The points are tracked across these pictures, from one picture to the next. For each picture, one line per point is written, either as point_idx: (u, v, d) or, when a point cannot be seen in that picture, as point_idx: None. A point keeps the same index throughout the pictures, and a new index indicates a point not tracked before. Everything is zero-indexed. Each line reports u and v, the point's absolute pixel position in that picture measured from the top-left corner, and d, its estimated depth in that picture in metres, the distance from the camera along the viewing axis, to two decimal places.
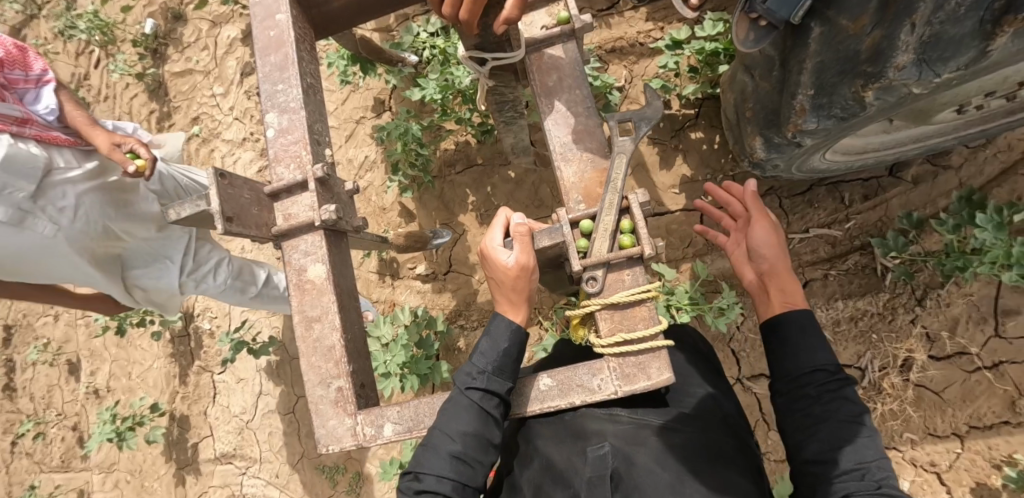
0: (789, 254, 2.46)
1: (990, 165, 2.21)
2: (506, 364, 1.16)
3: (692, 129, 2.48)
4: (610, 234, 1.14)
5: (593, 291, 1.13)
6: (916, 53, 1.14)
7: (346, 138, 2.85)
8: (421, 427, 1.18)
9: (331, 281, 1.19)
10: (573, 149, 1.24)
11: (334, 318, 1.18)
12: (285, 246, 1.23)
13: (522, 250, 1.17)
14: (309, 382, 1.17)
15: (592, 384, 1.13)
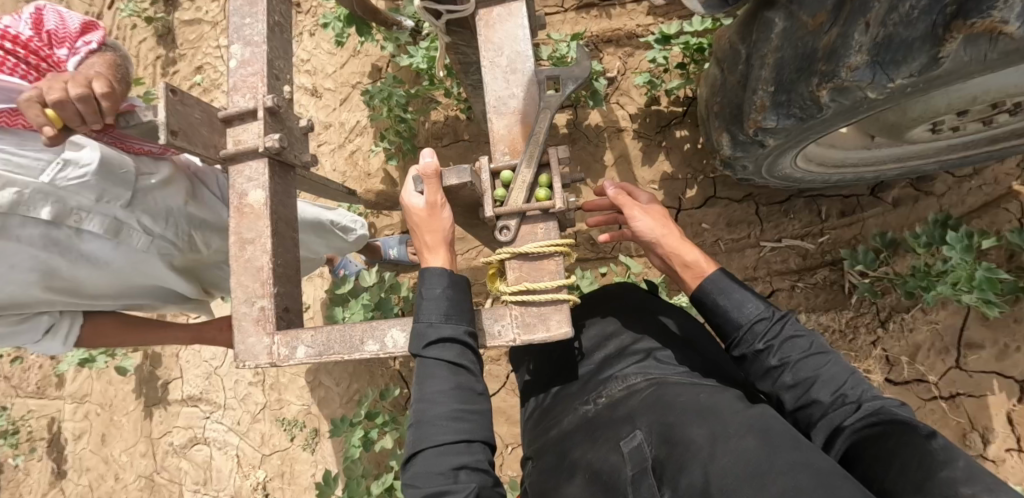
0: (759, 260, 2.42)
1: (971, 197, 2.21)
2: (454, 308, 1.15)
3: (678, 126, 2.48)
4: (526, 187, 1.15)
5: (505, 240, 1.16)
6: (869, 54, 1.16)
7: (341, 101, 2.89)
8: (331, 353, 1.19)
9: (268, 205, 1.24)
10: (508, 103, 1.21)
11: (265, 242, 1.23)
12: (231, 171, 1.28)
13: (432, 191, 1.18)
14: (236, 297, 1.23)
15: (495, 329, 1.19)
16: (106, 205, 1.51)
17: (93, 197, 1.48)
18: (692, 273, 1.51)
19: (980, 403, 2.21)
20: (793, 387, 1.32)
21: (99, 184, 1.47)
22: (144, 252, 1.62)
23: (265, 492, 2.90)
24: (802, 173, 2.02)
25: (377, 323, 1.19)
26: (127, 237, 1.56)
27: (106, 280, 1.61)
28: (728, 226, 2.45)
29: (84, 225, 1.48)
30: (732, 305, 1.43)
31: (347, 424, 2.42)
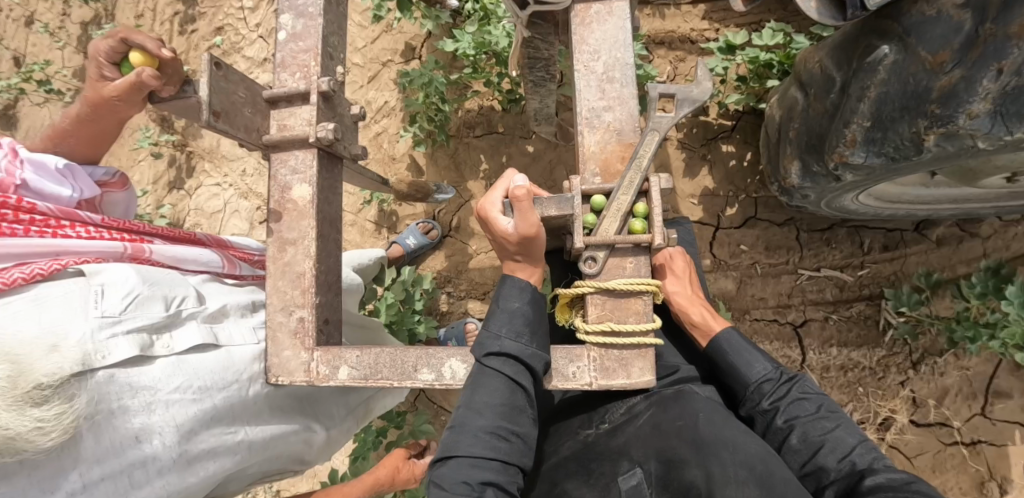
0: (794, 288, 2.34)
1: (1018, 241, 2.14)
2: (523, 322, 1.08)
3: (725, 140, 2.39)
4: (621, 216, 1.05)
5: (590, 272, 1.06)
6: (994, 103, 1.08)
7: (369, 78, 2.74)
8: (377, 378, 1.10)
9: (314, 203, 1.14)
10: (602, 116, 1.12)
11: (309, 245, 1.14)
12: (275, 159, 1.17)
13: (524, 219, 1.04)
14: (270, 304, 1.15)
15: (567, 370, 1.09)
16: (183, 317, 1.15)
17: (162, 308, 1.11)
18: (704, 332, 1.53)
19: (1001, 451, 2.17)
20: (800, 450, 1.23)
21: (153, 296, 1.11)
22: (257, 341, 1.26)
23: None
24: (859, 205, 1.95)
25: (434, 350, 1.11)
26: (229, 337, 1.21)
27: (249, 403, 1.20)
28: (767, 249, 2.35)
29: (177, 345, 1.11)
30: (740, 363, 1.42)
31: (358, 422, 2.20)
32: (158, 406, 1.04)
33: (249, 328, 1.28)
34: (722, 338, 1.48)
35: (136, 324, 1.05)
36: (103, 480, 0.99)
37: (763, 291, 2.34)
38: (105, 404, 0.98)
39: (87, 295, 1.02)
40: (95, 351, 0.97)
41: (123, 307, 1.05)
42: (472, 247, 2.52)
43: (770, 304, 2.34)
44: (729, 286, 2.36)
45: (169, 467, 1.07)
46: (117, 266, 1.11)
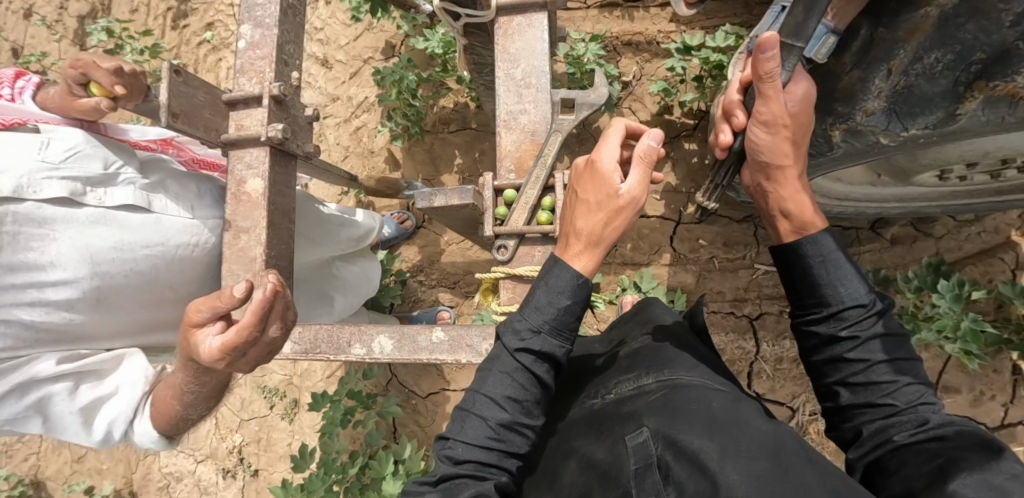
0: (751, 282, 2.40)
1: (971, 242, 2.22)
2: (562, 321, 1.12)
3: (688, 138, 2.47)
4: (528, 208, 1.22)
5: (503, 258, 1.25)
6: (888, 100, 1.17)
7: (351, 75, 2.84)
8: (318, 350, 1.26)
9: (266, 195, 1.21)
10: (518, 118, 1.26)
11: (260, 233, 1.20)
12: (231, 155, 1.24)
13: (641, 179, 1.13)
14: (225, 285, 1.22)
15: (480, 347, 1.21)
16: (122, 179, 1.35)
17: (100, 166, 1.32)
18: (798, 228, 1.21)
19: None
20: (858, 388, 1.10)
21: (95, 153, 1.33)
22: (192, 217, 1.44)
23: (240, 456, 2.95)
24: None
25: (366, 328, 1.25)
26: (164, 207, 1.40)
27: (173, 263, 1.41)
28: (726, 245, 2.43)
29: (108, 201, 1.31)
30: (825, 280, 1.16)
31: (327, 401, 2.32)
32: (75, 238, 1.26)
33: (188, 205, 1.46)
34: (816, 239, 1.18)
35: (70, 173, 1.27)
36: (13, 286, 1.20)
37: (721, 285, 2.41)
38: (30, 225, 1.21)
39: (36, 142, 1.27)
40: (28, 186, 1.20)
41: (62, 157, 1.27)
42: (444, 238, 2.61)
43: (727, 298, 2.41)
44: (688, 279, 2.43)
45: (81, 294, 1.27)
46: (70, 128, 1.34)
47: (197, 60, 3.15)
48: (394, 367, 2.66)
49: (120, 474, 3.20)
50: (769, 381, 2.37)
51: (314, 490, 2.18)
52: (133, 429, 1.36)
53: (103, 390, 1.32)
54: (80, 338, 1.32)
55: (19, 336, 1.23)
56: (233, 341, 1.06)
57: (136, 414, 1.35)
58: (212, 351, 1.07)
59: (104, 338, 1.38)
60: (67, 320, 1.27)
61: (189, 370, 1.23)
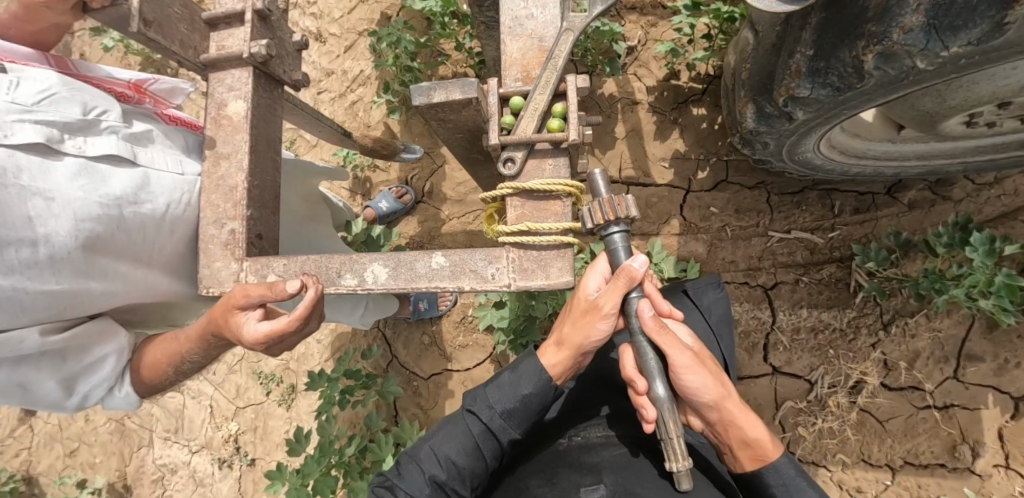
0: (765, 251, 2.33)
1: (991, 206, 2.12)
2: (524, 412, 1.28)
3: (696, 104, 2.39)
4: (538, 115, 1.04)
5: (509, 173, 1.06)
6: (928, 15, 1.08)
7: (346, 48, 2.75)
8: None
9: (248, 118, 1.12)
10: (524, 23, 1.10)
11: (242, 159, 1.11)
12: (210, 78, 1.15)
13: (612, 287, 1.19)
14: (203, 219, 1.14)
15: (486, 272, 1.05)
16: (103, 127, 1.20)
17: (78, 111, 1.17)
18: (756, 455, 1.27)
19: (973, 415, 2.14)
20: None
21: (72, 97, 1.18)
22: (182, 173, 1.29)
23: (236, 446, 2.84)
24: (821, 159, 1.94)
25: (356, 256, 1.09)
26: (150, 161, 1.25)
27: (163, 224, 1.24)
28: (737, 212, 2.35)
29: (89, 150, 1.16)
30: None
31: (324, 381, 2.22)
32: (57, 192, 1.09)
33: (174, 160, 1.31)
34: (777, 469, 1.26)
35: (46, 116, 1.11)
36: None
37: (733, 254, 2.34)
38: (4, 175, 1.03)
39: (2, 83, 1.11)
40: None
41: (35, 99, 1.12)
42: (444, 213, 2.52)
43: (740, 268, 2.35)
44: (699, 249, 2.36)
45: (65, 257, 1.11)
46: (40, 71, 1.19)
47: None
48: (394, 347, 2.57)
49: (112, 467, 3.09)
50: (786, 353, 2.31)
51: (310, 473, 2.06)
52: (109, 398, 1.31)
53: (87, 363, 1.23)
54: (63, 309, 1.15)
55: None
56: (281, 329, 1.02)
57: (116, 384, 1.29)
58: (255, 336, 1.03)
59: (86, 308, 1.20)
60: (49, 287, 1.10)
61: (197, 341, 1.16)
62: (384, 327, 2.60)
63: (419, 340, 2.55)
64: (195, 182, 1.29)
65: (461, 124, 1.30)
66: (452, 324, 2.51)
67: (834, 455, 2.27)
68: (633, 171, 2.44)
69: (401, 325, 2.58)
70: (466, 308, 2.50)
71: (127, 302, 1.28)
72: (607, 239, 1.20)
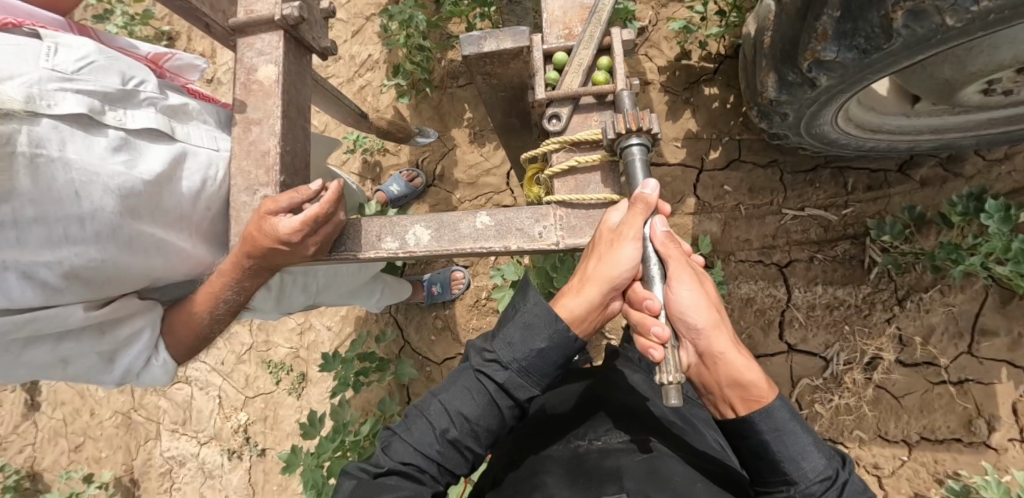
0: (778, 229, 2.34)
1: (1001, 183, 2.08)
2: (535, 365, 1.13)
3: (708, 83, 2.41)
4: (583, 70, 1.17)
5: (555, 129, 1.17)
6: None
7: (353, 33, 2.71)
8: (338, 251, 1.12)
9: (279, 82, 1.11)
10: None
11: (274, 123, 1.10)
12: (240, 43, 1.14)
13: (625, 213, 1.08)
14: (235, 186, 1.12)
15: (533, 231, 1.12)
16: (141, 99, 1.18)
17: (117, 82, 1.14)
18: (747, 398, 1.09)
19: (987, 390, 2.11)
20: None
21: (110, 67, 1.15)
22: (217, 149, 1.28)
23: (246, 436, 2.81)
24: (838, 133, 1.92)
25: (397, 219, 1.13)
26: (187, 135, 1.24)
27: (200, 200, 1.22)
28: (750, 191, 2.36)
29: (130, 122, 1.14)
30: (786, 456, 1.07)
31: (339, 362, 2.19)
32: (100, 164, 1.06)
33: (209, 135, 1.30)
34: (771, 413, 1.08)
35: (87, 86, 1.09)
36: (36, 223, 0.99)
37: (748, 232, 2.36)
38: (47, 145, 1.00)
39: (39, 49, 1.06)
40: (41, 98, 1.01)
41: (75, 67, 1.09)
42: (455, 196, 2.51)
43: (754, 246, 2.36)
44: (714, 228, 2.39)
45: (109, 233, 1.08)
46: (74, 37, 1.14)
47: (189, 27, 3.02)
48: (406, 333, 2.56)
49: (119, 461, 3.05)
50: (801, 330, 2.32)
51: (326, 453, 2.05)
52: (150, 371, 1.26)
53: (121, 338, 1.19)
54: (101, 286, 1.12)
55: (41, 284, 1.04)
56: (316, 214, 1.01)
57: (154, 353, 1.24)
58: (290, 226, 1.00)
59: (124, 283, 1.17)
60: (93, 264, 1.08)
61: (229, 275, 1.11)
62: (397, 312, 2.59)
63: (431, 324, 2.54)
64: (227, 156, 1.28)
65: (506, 80, 1.38)
66: (465, 308, 2.49)
67: (850, 433, 2.25)
68: (646, 152, 2.47)
69: (413, 310, 2.57)
70: (479, 291, 2.48)
71: (161, 280, 1.25)
72: (625, 152, 1.10)
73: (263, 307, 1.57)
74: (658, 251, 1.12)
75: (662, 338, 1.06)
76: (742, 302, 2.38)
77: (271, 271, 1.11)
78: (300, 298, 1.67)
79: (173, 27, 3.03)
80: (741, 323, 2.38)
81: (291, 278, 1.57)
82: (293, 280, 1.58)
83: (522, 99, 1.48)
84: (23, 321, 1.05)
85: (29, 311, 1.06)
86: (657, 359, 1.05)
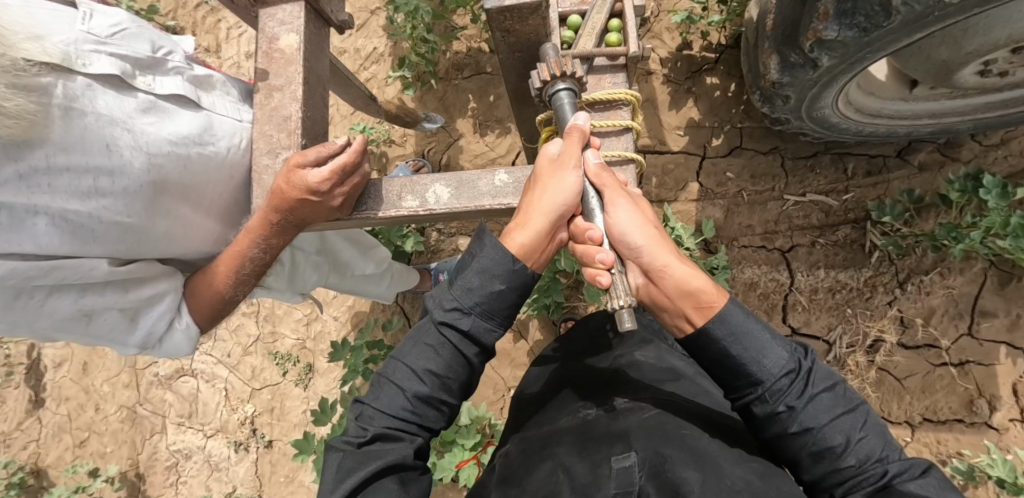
0: (780, 215, 2.38)
1: (998, 166, 2.12)
2: (495, 307, 1.10)
3: (709, 72, 2.46)
4: (596, 35, 1.27)
5: (570, 89, 1.26)
6: None
7: (358, 27, 2.74)
8: (362, 210, 1.16)
9: (301, 51, 1.14)
10: None
11: (295, 90, 1.13)
12: (261, 14, 1.17)
13: (567, 148, 1.13)
14: (257, 150, 1.14)
15: None
16: (168, 67, 1.22)
17: (147, 49, 1.18)
18: (701, 306, 1.08)
19: (989, 371, 2.14)
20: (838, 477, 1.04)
21: (140, 35, 1.19)
22: (240, 119, 1.32)
23: (252, 428, 2.81)
24: (839, 118, 1.96)
25: (418, 178, 1.17)
26: (212, 105, 1.28)
27: (225, 169, 1.26)
28: (753, 177, 2.40)
29: (158, 88, 1.18)
30: (748, 358, 1.06)
31: (348, 350, 2.25)
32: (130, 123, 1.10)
33: (233, 107, 1.34)
34: (723, 318, 1.07)
35: (120, 50, 1.13)
36: (68, 172, 1.03)
37: (750, 218, 2.40)
38: (79, 102, 1.04)
39: (75, 15, 1.12)
40: (76, 57, 1.06)
41: (109, 32, 1.14)
42: None
43: (757, 232, 2.40)
44: (717, 214, 2.43)
45: (137, 189, 1.12)
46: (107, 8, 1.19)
47: (195, 24, 3.05)
48: (413, 322, 2.58)
49: (124, 456, 3.05)
50: (804, 314, 2.35)
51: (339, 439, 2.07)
52: (170, 337, 1.29)
53: (144, 297, 1.22)
54: (125, 243, 1.16)
55: (69, 234, 1.08)
56: (345, 164, 1.07)
57: (177, 317, 1.28)
58: (320, 175, 1.04)
59: (151, 247, 1.21)
60: (119, 218, 1.11)
61: (258, 233, 1.14)
62: (403, 302, 2.61)
63: None
64: (250, 127, 1.32)
65: (523, 39, 1.32)
66: None
67: None
68: (649, 140, 2.52)
69: (419, 299, 2.59)
70: None
71: (181, 248, 1.28)
72: (555, 97, 1.19)
73: (278, 287, 1.59)
74: (593, 182, 1.15)
75: (608, 263, 1.08)
76: (746, 286, 2.42)
77: (300, 231, 1.14)
78: (313, 281, 1.69)
79: (178, 23, 3.07)
80: (745, 307, 2.41)
81: (303, 257, 1.60)
82: (305, 259, 1.61)
83: (539, 61, 1.43)
84: (47, 268, 1.07)
85: (56, 258, 1.09)
86: (605, 285, 1.07)
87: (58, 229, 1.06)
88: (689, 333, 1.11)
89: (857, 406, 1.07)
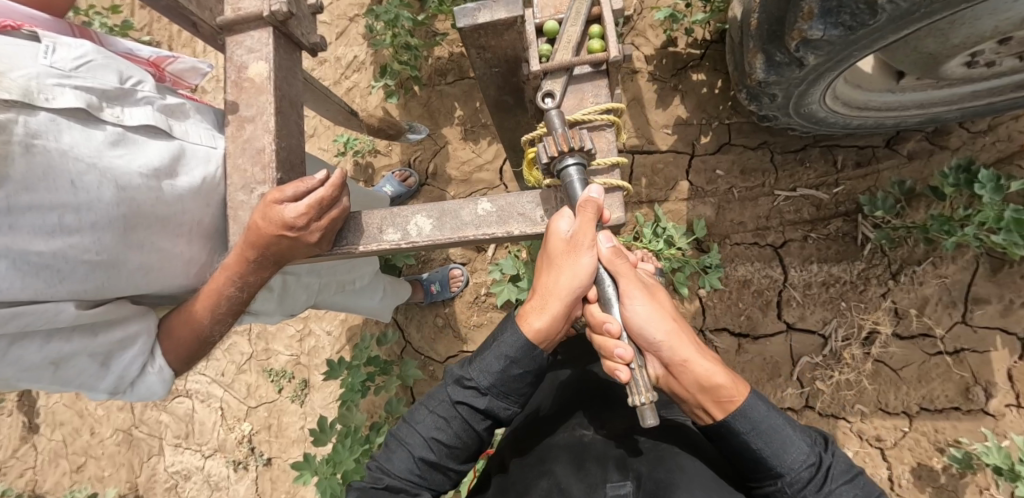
0: (772, 210, 2.36)
1: (986, 153, 2.11)
2: (511, 388, 1.14)
3: (695, 69, 2.43)
4: (572, 45, 1.24)
5: (549, 107, 1.22)
6: None
7: (337, 35, 2.69)
8: (343, 243, 1.14)
9: (272, 80, 1.11)
10: None
11: (268, 120, 1.10)
12: (227, 41, 1.14)
13: (581, 220, 1.06)
14: (232, 184, 1.11)
15: (535, 215, 1.15)
16: (137, 98, 1.19)
17: (115, 80, 1.16)
18: (720, 400, 1.08)
19: (983, 358, 2.14)
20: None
21: (107, 65, 1.16)
22: (214, 147, 1.28)
23: (251, 446, 2.78)
24: (825, 112, 1.93)
25: (399, 209, 1.15)
26: (185, 133, 1.25)
27: (200, 198, 1.22)
28: (743, 174, 2.38)
29: (127, 120, 1.15)
30: (769, 453, 1.06)
31: (344, 368, 2.24)
32: (99, 163, 1.07)
33: (208, 133, 1.30)
34: (745, 412, 1.08)
35: (85, 83, 1.10)
36: (30, 210, 0.99)
37: (741, 215, 2.38)
38: (43, 138, 1.01)
39: (36, 50, 1.08)
40: (39, 92, 1.03)
41: (73, 65, 1.10)
42: (449, 194, 2.51)
43: (749, 229, 2.39)
44: (708, 213, 2.41)
45: (106, 225, 1.08)
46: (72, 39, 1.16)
47: (171, 38, 2.98)
48: (408, 333, 2.56)
49: (122, 479, 3.01)
50: (799, 309, 2.35)
51: (342, 461, 2.05)
52: (144, 381, 1.24)
53: (117, 339, 1.17)
54: (97, 282, 1.11)
55: (32, 274, 1.02)
56: (321, 199, 1.04)
57: (150, 359, 1.23)
58: (296, 210, 1.01)
59: (124, 286, 1.17)
60: (87, 256, 1.07)
61: (235, 268, 1.10)
62: (396, 313, 2.59)
63: (432, 323, 2.54)
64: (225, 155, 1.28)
65: (501, 50, 1.33)
66: (464, 304, 2.49)
67: (851, 407, 2.29)
68: (638, 139, 2.50)
69: (413, 310, 2.57)
70: (479, 287, 2.48)
71: (158, 285, 1.23)
72: (562, 173, 1.11)
73: (266, 311, 1.56)
74: (606, 267, 1.11)
75: (627, 358, 1.04)
76: (739, 284, 2.41)
77: (280, 264, 1.11)
78: (295, 306, 1.67)
79: (155, 37, 3.00)
80: (739, 304, 2.41)
81: (294, 279, 1.57)
82: (296, 282, 1.58)
83: (518, 74, 1.44)
84: (8, 314, 1.01)
85: (21, 304, 1.03)
86: (624, 380, 1.03)
87: (22, 276, 1.01)
88: (709, 423, 1.12)
89: (833, 455, 1.09)
